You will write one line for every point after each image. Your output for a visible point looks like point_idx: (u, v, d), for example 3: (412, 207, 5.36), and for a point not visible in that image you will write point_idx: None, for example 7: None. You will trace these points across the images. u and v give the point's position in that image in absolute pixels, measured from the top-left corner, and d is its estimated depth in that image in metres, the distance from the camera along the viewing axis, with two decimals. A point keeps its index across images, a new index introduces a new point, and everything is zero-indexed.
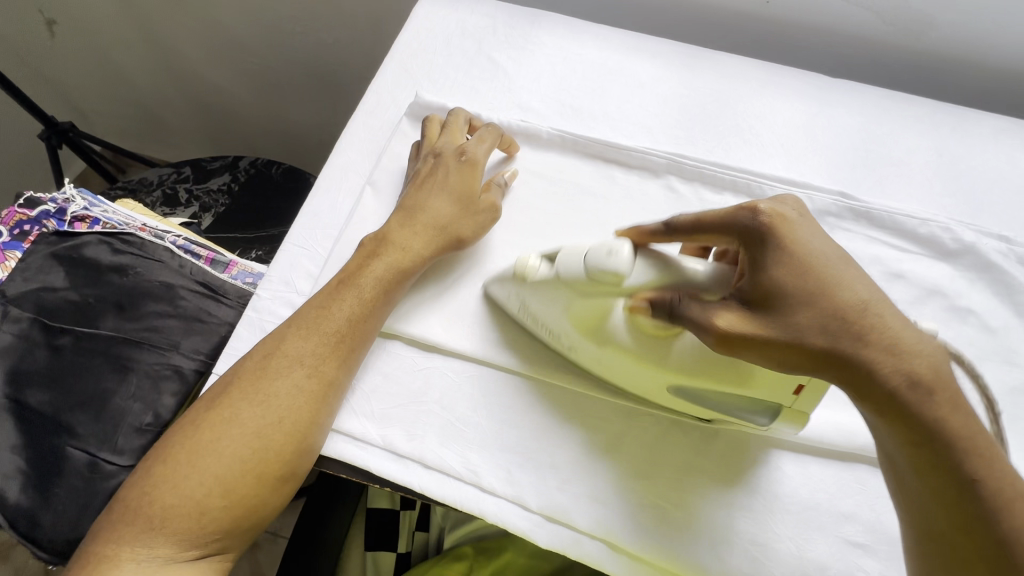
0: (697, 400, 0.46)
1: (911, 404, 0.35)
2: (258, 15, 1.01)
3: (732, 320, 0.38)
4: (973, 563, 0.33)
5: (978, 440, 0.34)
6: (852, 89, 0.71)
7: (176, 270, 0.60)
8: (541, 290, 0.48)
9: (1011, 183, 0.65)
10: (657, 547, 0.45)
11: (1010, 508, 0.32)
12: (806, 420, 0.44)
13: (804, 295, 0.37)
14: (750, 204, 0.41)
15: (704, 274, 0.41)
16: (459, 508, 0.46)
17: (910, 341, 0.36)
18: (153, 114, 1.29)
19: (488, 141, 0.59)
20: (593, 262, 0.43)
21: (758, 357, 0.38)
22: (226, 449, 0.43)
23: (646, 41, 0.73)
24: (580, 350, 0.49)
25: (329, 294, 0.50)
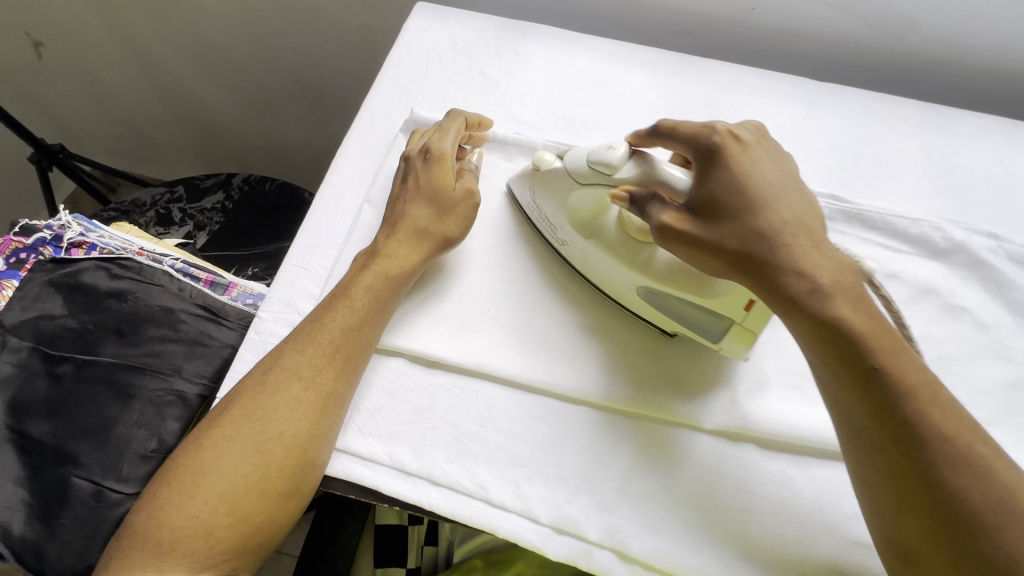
0: (662, 307, 0.51)
1: (811, 304, 0.40)
2: (248, 32, 1.02)
3: (671, 218, 0.44)
4: (890, 448, 0.36)
5: (885, 339, 0.38)
6: (839, 92, 0.72)
7: (176, 294, 0.60)
8: (552, 181, 0.55)
9: (997, 180, 0.66)
10: (668, 555, 0.45)
11: (910, 396, 0.36)
12: (753, 341, 0.49)
13: (733, 210, 0.43)
14: (713, 124, 0.47)
15: (677, 180, 0.47)
16: (468, 524, 0.46)
17: (821, 257, 0.41)
18: (144, 134, 1.29)
19: (450, 133, 0.58)
20: (594, 156, 0.50)
21: (688, 255, 0.45)
22: (229, 466, 0.43)
23: (636, 50, 0.74)
24: (572, 245, 0.56)
25: (323, 307, 0.51)
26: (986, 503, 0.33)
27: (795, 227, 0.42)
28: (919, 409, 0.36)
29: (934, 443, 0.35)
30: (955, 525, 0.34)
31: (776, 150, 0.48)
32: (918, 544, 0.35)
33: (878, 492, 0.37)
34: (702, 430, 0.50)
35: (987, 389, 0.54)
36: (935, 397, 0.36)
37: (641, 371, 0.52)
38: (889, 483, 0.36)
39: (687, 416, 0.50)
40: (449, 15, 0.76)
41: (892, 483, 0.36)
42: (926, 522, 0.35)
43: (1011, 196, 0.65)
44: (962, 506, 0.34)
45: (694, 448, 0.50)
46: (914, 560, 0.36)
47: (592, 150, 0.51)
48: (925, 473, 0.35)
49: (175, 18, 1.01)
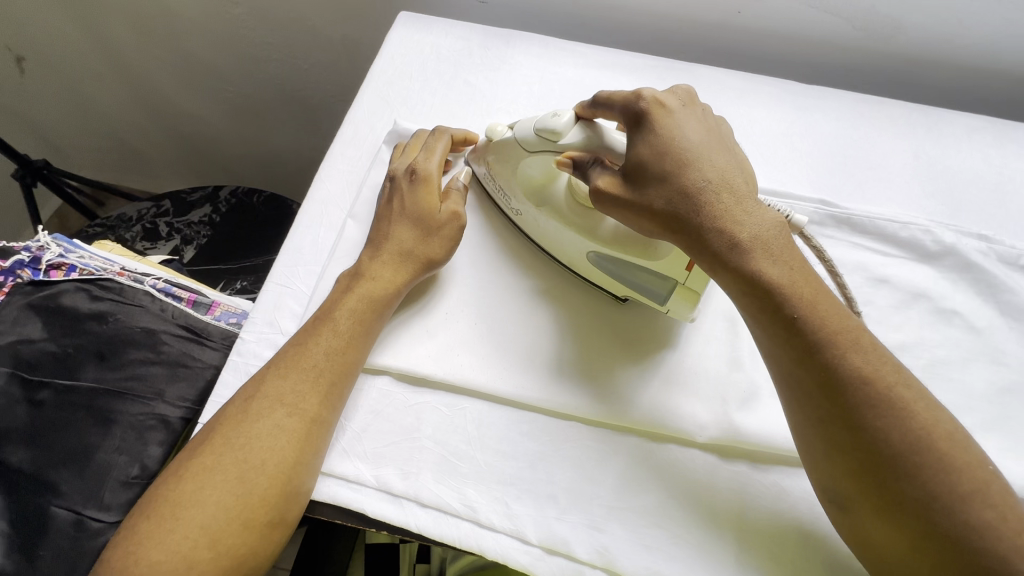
0: (611, 272, 0.53)
1: (732, 258, 0.42)
2: (232, 43, 1.01)
3: (606, 182, 0.46)
4: (816, 397, 0.39)
5: (803, 288, 0.41)
6: (828, 94, 0.72)
7: (158, 314, 0.59)
8: (503, 151, 0.56)
9: (986, 181, 0.66)
10: (661, 571, 0.44)
11: (829, 343, 0.39)
12: (697, 301, 0.50)
13: (659, 173, 0.44)
14: (639, 91, 0.47)
15: (616, 142, 0.49)
16: (457, 546, 0.45)
17: (744, 213, 0.43)
18: (131, 147, 1.27)
19: (437, 154, 0.58)
20: (540, 124, 0.51)
21: (621, 217, 0.47)
22: (212, 497, 0.42)
23: (622, 56, 0.73)
24: (524, 214, 0.57)
25: (306, 329, 0.50)
26: (901, 442, 0.37)
27: (718, 185, 0.43)
28: (838, 355, 0.39)
29: (855, 388, 0.38)
30: (878, 467, 0.37)
31: (703, 111, 0.49)
32: (848, 488, 0.39)
33: (812, 440, 0.40)
34: (692, 443, 0.50)
35: (980, 394, 0.53)
36: (856, 344, 0.39)
37: (630, 383, 0.51)
38: (819, 430, 0.40)
39: (679, 428, 0.49)
40: (432, 24, 0.75)
41: (823, 430, 0.39)
42: (855, 466, 0.38)
43: (1000, 197, 0.65)
44: (881, 447, 0.37)
45: (686, 462, 0.49)
46: (847, 503, 0.39)
47: (538, 118, 0.52)
48: (850, 417, 0.38)
49: (158, 31, 1.00)
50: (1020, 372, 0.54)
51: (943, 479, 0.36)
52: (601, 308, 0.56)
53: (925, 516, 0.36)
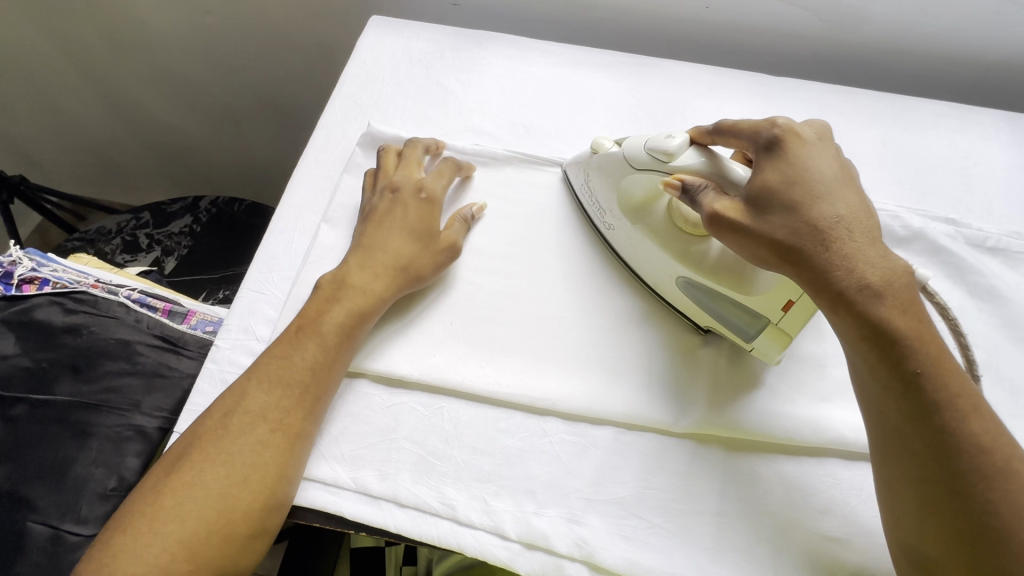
0: (699, 301, 0.52)
1: (859, 301, 0.40)
2: (207, 52, 1.01)
3: (725, 206, 0.45)
4: (922, 455, 0.38)
5: (931, 345, 0.39)
6: (796, 85, 0.73)
7: (133, 326, 0.59)
8: (609, 164, 0.56)
9: (952, 166, 0.67)
10: (639, 561, 0.44)
11: (949, 406, 0.38)
12: (786, 343, 0.49)
13: (786, 204, 0.43)
14: (772, 117, 0.48)
15: (739, 174, 0.48)
16: (436, 544, 0.45)
17: (875, 256, 0.41)
18: (111, 160, 1.26)
19: (444, 176, 0.59)
20: (652, 143, 0.51)
21: (734, 243, 0.45)
22: (191, 512, 0.41)
23: (593, 54, 0.74)
24: (618, 230, 0.57)
25: (287, 338, 0.50)
26: (1010, 515, 0.36)
27: (849, 224, 0.42)
28: (957, 419, 0.38)
29: (970, 453, 0.37)
30: (977, 536, 0.36)
31: (839, 149, 0.47)
32: (934, 550, 0.37)
33: (903, 498, 0.39)
34: (669, 432, 0.50)
35: None
36: (975, 410, 0.38)
37: (608, 379, 0.52)
38: (919, 491, 0.38)
39: (657, 421, 0.50)
40: (404, 27, 0.75)
41: (922, 491, 0.38)
42: (949, 530, 0.37)
43: (966, 181, 0.66)
44: (987, 516, 0.36)
45: (664, 452, 0.49)
46: (931, 568, 0.38)
47: (651, 138, 0.52)
48: (958, 483, 0.37)
49: (132, 42, 1.00)
50: (988, 351, 0.55)
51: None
52: (577, 304, 0.56)
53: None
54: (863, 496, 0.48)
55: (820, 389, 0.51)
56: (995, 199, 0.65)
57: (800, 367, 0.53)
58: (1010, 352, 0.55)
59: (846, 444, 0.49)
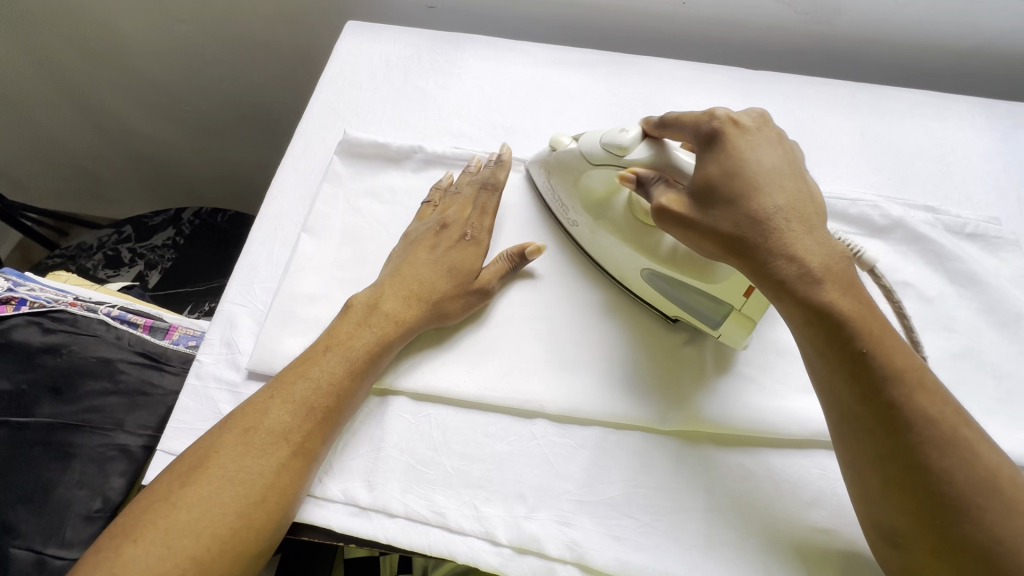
0: (664, 291, 0.52)
1: (800, 288, 0.41)
2: (185, 61, 1.00)
3: (671, 200, 0.46)
4: (877, 432, 0.39)
5: (873, 324, 0.40)
6: (775, 79, 0.73)
7: (115, 343, 0.58)
8: (567, 160, 0.56)
9: (929, 154, 0.68)
10: (631, 561, 0.44)
11: (896, 382, 0.39)
12: (752, 328, 0.50)
13: (727, 197, 0.44)
14: (712, 109, 0.48)
15: (683, 163, 0.48)
16: (428, 553, 0.45)
17: (814, 243, 0.42)
18: (90, 174, 1.23)
19: (488, 216, 0.57)
20: (607, 138, 0.51)
21: (682, 236, 0.46)
22: (204, 526, 0.40)
23: (571, 53, 0.74)
24: (581, 226, 0.57)
25: (314, 356, 0.48)
26: (967, 485, 0.37)
27: (788, 213, 0.43)
28: (904, 393, 0.38)
29: (920, 428, 0.38)
30: (939, 511, 0.37)
31: (780, 136, 0.48)
32: (905, 525, 0.38)
33: (869, 477, 0.40)
34: (659, 431, 0.50)
35: (933, 361, 0.54)
36: (921, 385, 0.39)
37: (596, 380, 0.52)
38: (880, 469, 0.39)
39: (645, 419, 0.50)
40: (380, 32, 0.75)
41: (883, 469, 0.39)
42: (914, 504, 0.38)
43: (943, 168, 0.67)
44: (946, 488, 0.37)
45: (653, 450, 0.49)
46: (901, 539, 0.39)
47: (605, 132, 0.52)
48: (914, 459, 0.37)
49: (107, 53, 0.99)
50: (970, 336, 0.56)
51: (1004, 522, 0.36)
52: (565, 305, 0.56)
53: (986, 561, 0.35)
54: None
55: (805, 381, 0.52)
56: (972, 185, 0.65)
57: (785, 360, 0.53)
58: (991, 336, 0.56)
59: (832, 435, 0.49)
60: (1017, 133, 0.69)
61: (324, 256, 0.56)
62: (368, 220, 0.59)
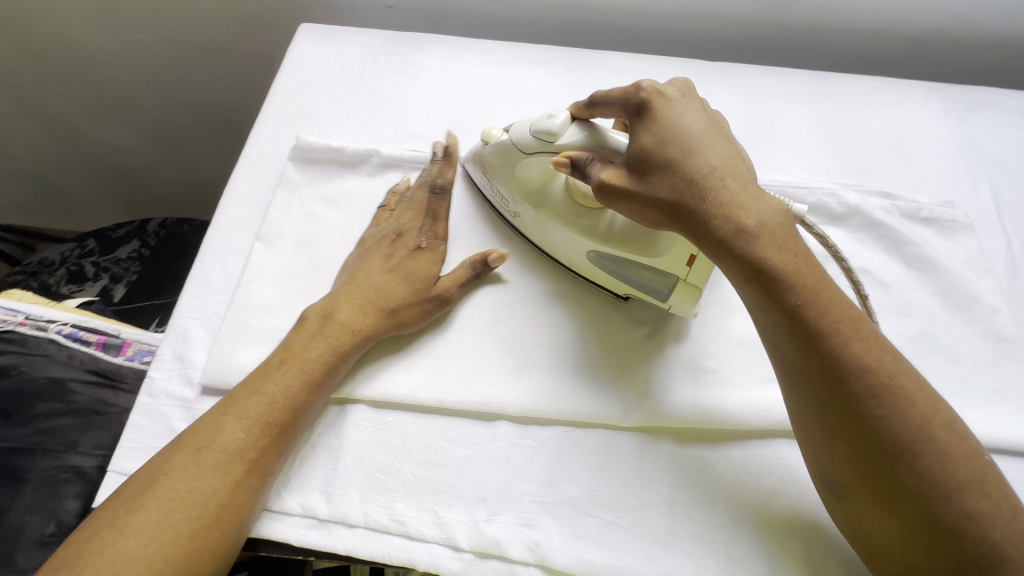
0: (613, 270, 0.53)
1: (737, 245, 0.41)
2: (143, 69, 0.98)
3: (611, 175, 0.45)
4: (817, 382, 0.39)
5: (806, 275, 0.40)
6: (733, 70, 0.73)
7: (66, 362, 0.56)
8: (500, 151, 0.56)
9: (886, 140, 0.68)
10: (592, 560, 0.44)
11: (833, 333, 0.39)
12: (699, 296, 0.51)
13: (662, 163, 0.43)
14: (637, 82, 0.47)
15: (618, 142, 0.48)
16: (388, 563, 0.44)
17: (748, 198, 0.42)
18: (50, 185, 1.16)
19: (441, 223, 0.57)
20: (537, 125, 0.51)
21: (627, 211, 0.45)
22: (153, 553, 0.38)
23: (530, 49, 0.73)
24: (523, 216, 0.57)
25: (267, 369, 0.47)
26: (902, 432, 0.38)
27: (722, 172, 0.42)
28: (841, 342, 0.39)
29: (857, 375, 0.39)
30: (874, 458, 0.38)
31: (705, 103, 0.48)
32: (846, 475, 0.40)
33: (812, 430, 0.41)
34: (620, 427, 0.50)
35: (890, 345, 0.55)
36: (857, 333, 0.40)
37: (558, 378, 0.51)
38: (820, 419, 0.40)
39: (607, 416, 0.50)
40: (336, 34, 0.73)
41: (823, 418, 0.40)
42: (854, 454, 0.39)
43: (899, 154, 0.67)
44: (880, 437, 0.38)
45: (614, 447, 0.49)
46: (845, 491, 0.40)
47: (534, 120, 0.52)
48: (852, 406, 0.38)
49: (63, 63, 0.96)
50: (926, 320, 0.56)
51: (935, 469, 0.37)
52: (526, 305, 0.55)
53: (918, 507, 0.37)
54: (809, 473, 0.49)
55: (763, 370, 0.52)
56: (927, 169, 0.66)
57: (744, 351, 0.53)
58: (946, 319, 0.56)
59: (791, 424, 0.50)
60: (970, 117, 0.70)
61: (278, 265, 0.55)
62: (323, 227, 0.58)
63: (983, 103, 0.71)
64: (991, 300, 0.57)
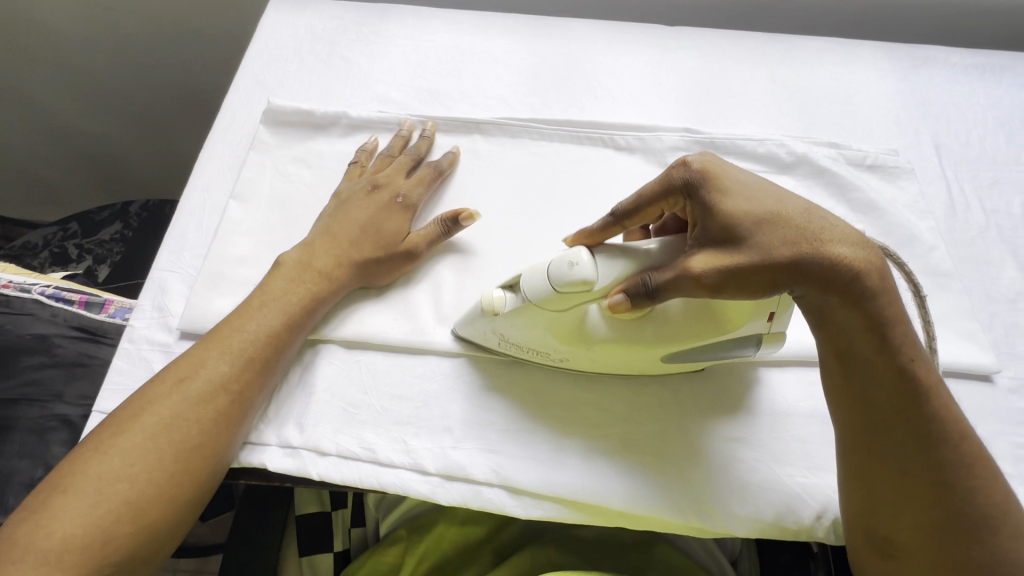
0: (689, 356, 0.48)
1: (866, 296, 0.38)
2: (117, 50, 0.99)
3: (703, 262, 0.39)
4: (909, 444, 0.39)
5: (910, 330, 0.39)
6: (690, 34, 0.76)
7: (49, 320, 0.59)
8: (516, 319, 0.47)
9: (834, 96, 0.71)
10: (551, 480, 0.47)
11: (933, 398, 0.39)
12: (784, 334, 0.48)
13: (764, 221, 0.39)
14: (680, 159, 0.44)
15: (657, 249, 0.42)
16: (358, 486, 0.47)
17: (855, 239, 0.40)
18: (34, 176, 1.17)
19: (425, 187, 0.59)
20: (557, 278, 0.43)
21: (735, 290, 0.39)
22: (138, 473, 0.41)
23: (495, 19, 0.76)
24: (572, 357, 0.49)
25: (246, 311, 0.50)
26: (984, 503, 0.38)
27: (823, 215, 0.40)
28: (939, 404, 0.39)
29: (953, 442, 0.39)
30: (958, 526, 0.38)
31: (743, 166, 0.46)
32: (907, 536, 0.39)
33: (885, 488, 0.39)
34: None
35: None
36: (948, 395, 0.40)
37: None
38: (900, 480, 0.39)
39: None
40: (306, 5, 0.76)
41: (904, 480, 0.39)
42: (926, 515, 0.38)
43: (848, 109, 0.70)
44: (965, 506, 0.38)
45: (574, 378, 0.52)
46: (897, 550, 0.40)
47: (549, 268, 0.43)
48: (942, 472, 0.38)
49: (35, 45, 0.97)
50: None
51: (1007, 546, 0.37)
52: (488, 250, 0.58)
53: None
54: (757, 395, 0.52)
55: None
56: (874, 122, 0.70)
57: None
58: None
59: None
60: (916, 74, 0.74)
61: (252, 221, 0.58)
62: (296, 185, 0.60)
63: (928, 61, 0.75)
64: (929, 238, 0.60)
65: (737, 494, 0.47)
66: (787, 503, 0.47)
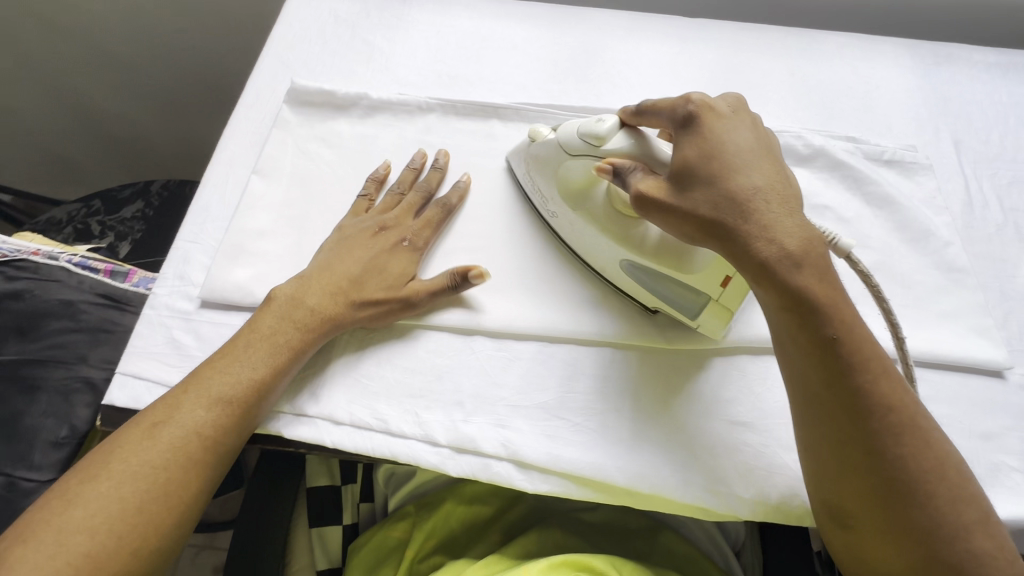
0: (640, 282, 0.51)
1: (781, 272, 0.39)
2: (141, 32, 1.01)
3: (649, 185, 0.44)
4: (839, 417, 0.39)
5: (842, 307, 0.40)
6: (710, 26, 0.76)
7: (76, 287, 0.60)
8: (545, 149, 0.55)
9: (852, 90, 0.71)
10: (559, 456, 0.48)
11: (862, 369, 0.39)
12: (729, 318, 0.50)
13: (705, 176, 0.42)
14: (688, 93, 0.47)
15: (664, 154, 0.48)
16: (371, 455, 0.48)
17: (793, 226, 0.41)
18: (61, 155, 1.20)
19: (431, 231, 0.56)
20: (584, 127, 0.51)
21: (663, 223, 0.44)
22: (97, 523, 0.39)
23: (515, 7, 0.77)
24: (560, 216, 0.55)
25: (234, 351, 0.48)
26: (918, 470, 0.38)
27: (767, 192, 0.41)
28: (868, 380, 0.39)
29: (881, 414, 0.38)
30: (888, 488, 0.38)
31: (755, 120, 0.47)
32: (853, 505, 0.39)
33: (827, 461, 0.40)
34: (591, 342, 0.54)
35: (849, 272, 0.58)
36: (885, 372, 0.39)
37: (529, 299, 0.55)
38: (836, 452, 0.39)
39: (579, 332, 0.53)
40: None
41: (839, 451, 0.39)
42: (866, 484, 0.38)
43: (867, 104, 0.70)
44: (898, 474, 0.38)
45: (583, 359, 0.53)
46: (848, 519, 0.40)
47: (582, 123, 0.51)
48: (871, 443, 0.38)
49: (63, 27, 0.99)
50: (882, 252, 0.59)
51: (945, 510, 0.37)
52: (500, 231, 0.59)
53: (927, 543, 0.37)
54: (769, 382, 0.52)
55: None
56: (894, 118, 0.69)
57: None
58: (902, 250, 0.59)
59: (748, 342, 0.53)
60: (937, 71, 0.73)
61: (273, 196, 0.59)
62: (316, 162, 0.62)
63: (950, 58, 0.74)
64: (945, 234, 0.60)
65: (743, 477, 0.48)
66: (795, 486, 0.47)
